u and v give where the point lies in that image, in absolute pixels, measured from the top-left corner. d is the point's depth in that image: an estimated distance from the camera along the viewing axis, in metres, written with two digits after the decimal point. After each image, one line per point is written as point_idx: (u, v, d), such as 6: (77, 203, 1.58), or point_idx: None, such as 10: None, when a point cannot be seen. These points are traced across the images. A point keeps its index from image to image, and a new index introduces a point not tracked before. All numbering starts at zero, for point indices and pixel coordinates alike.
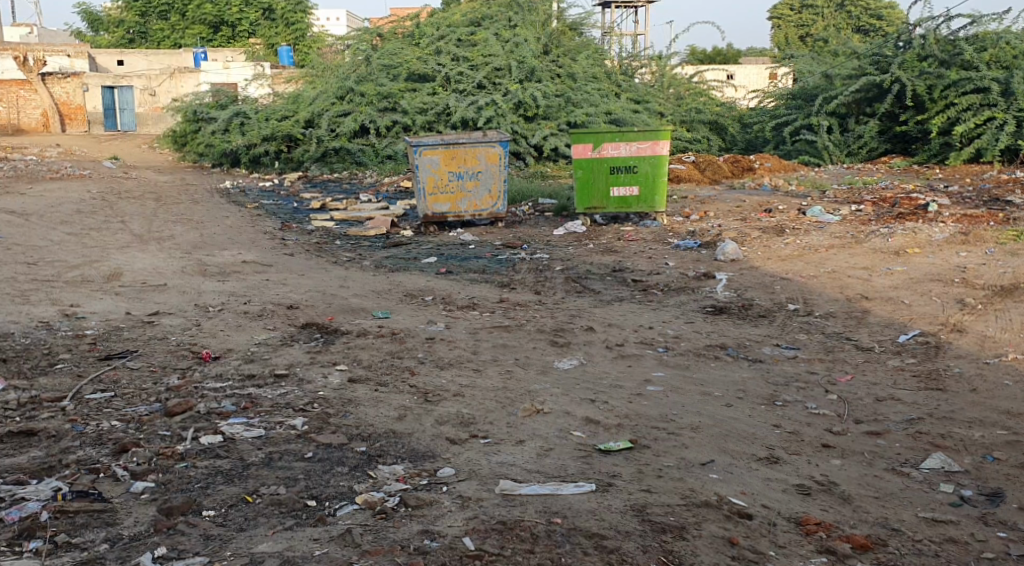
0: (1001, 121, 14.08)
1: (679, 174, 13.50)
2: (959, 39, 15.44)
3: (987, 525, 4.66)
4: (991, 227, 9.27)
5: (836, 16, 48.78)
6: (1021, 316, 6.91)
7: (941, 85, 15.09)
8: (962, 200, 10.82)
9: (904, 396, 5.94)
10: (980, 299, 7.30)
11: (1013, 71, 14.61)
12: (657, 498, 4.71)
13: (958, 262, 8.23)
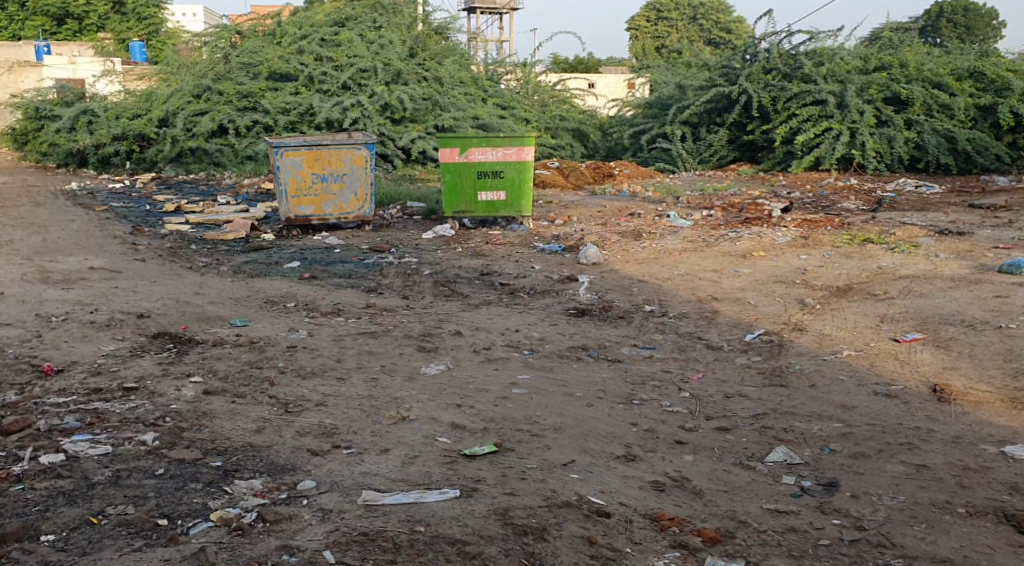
0: (837, 132, 14.84)
1: (544, 178, 13.73)
2: (800, 54, 16.22)
3: (824, 513, 4.88)
4: (828, 231, 9.76)
5: (690, 29, 50.77)
6: (855, 315, 7.30)
7: (783, 97, 15.76)
8: (802, 206, 11.37)
9: (750, 393, 6.23)
10: (818, 299, 7.69)
11: (846, 85, 15.47)
12: (521, 500, 4.84)
13: (799, 264, 8.66)
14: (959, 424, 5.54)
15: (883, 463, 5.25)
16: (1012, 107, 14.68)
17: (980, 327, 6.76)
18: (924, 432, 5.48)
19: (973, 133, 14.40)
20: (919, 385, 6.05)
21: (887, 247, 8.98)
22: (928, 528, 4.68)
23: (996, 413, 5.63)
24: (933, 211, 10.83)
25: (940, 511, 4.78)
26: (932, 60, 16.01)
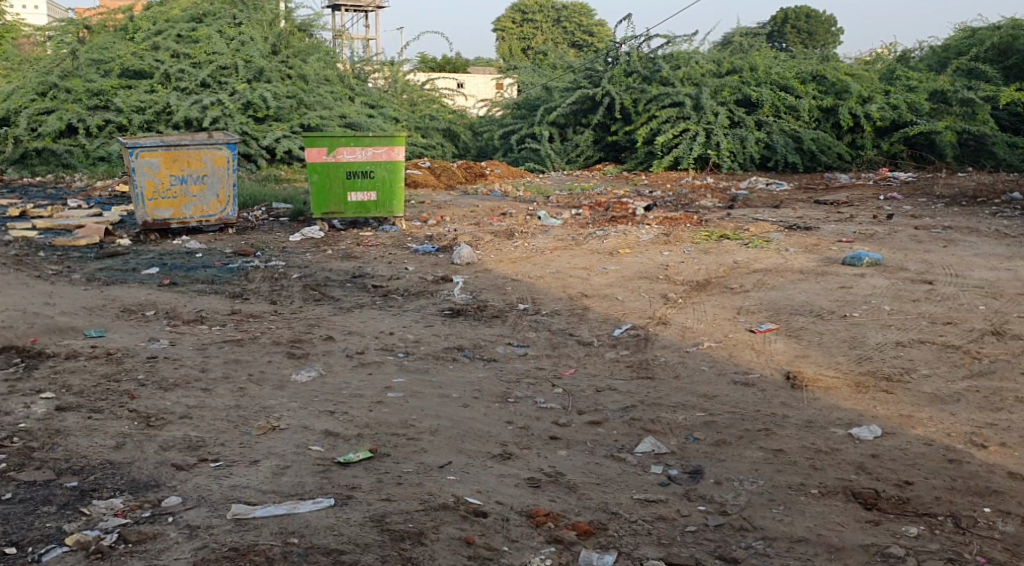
0: (694, 132, 15.53)
1: (415, 178, 13.72)
2: (657, 58, 17.07)
3: (690, 500, 5.04)
4: (688, 228, 10.07)
5: (554, 31, 51.59)
6: (715, 307, 7.57)
7: (645, 99, 16.51)
8: (663, 203, 11.72)
9: (619, 386, 6.40)
10: (680, 293, 7.94)
11: (701, 87, 16.30)
12: (396, 505, 4.87)
13: (663, 260, 8.91)
14: (811, 409, 5.81)
15: (743, 449, 5.46)
16: (852, 109, 15.61)
17: (827, 317, 7.11)
18: (779, 418, 5.73)
19: (817, 133, 15.28)
20: (773, 372, 6.33)
21: (740, 242, 9.34)
22: (785, 509, 4.88)
23: (844, 396, 5.93)
24: (783, 207, 11.32)
25: (795, 493, 5.00)
26: (778, 64, 16.89)
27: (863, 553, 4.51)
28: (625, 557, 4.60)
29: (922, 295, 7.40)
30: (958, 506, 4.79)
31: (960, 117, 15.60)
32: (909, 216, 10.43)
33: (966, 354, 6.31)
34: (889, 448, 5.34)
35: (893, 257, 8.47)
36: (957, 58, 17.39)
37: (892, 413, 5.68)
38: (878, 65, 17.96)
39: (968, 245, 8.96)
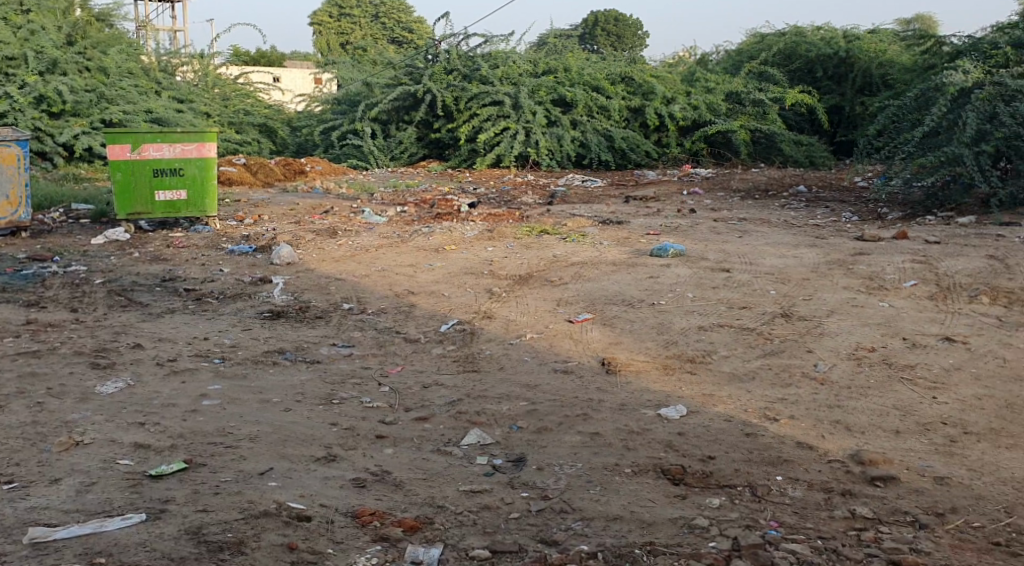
0: (514, 131, 15.85)
1: (231, 177, 13.51)
2: (477, 56, 17.54)
3: (512, 488, 5.21)
4: (512, 224, 10.34)
5: (374, 26, 51.47)
6: (537, 300, 7.85)
7: (465, 97, 16.87)
8: (488, 200, 11.95)
9: (446, 381, 6.55)
10: (505, 287, 8.19)
11: (519, 87, 16.68)
12: (214, 516, 4.86)
13: (487, 255, 9.14)
14: (624, 392, 6.13)
15: (563, 434, 5.71)
16: (657, 109, 16.47)
17: (637, 305, 7.48)
18: (596, 403, 6.01)
19: (628, 133, 16.05)
20: (590, 359, 6.63)
21: (558, 237, 9.67)
22: (601, 490, 5.11)
23: (653, 379, 6.28)
24: (597, 203, 11.76)
25: (610, 474, 5.25)
26: (589, 65, 17.55)
27: (671, 526, 4.77)
28: (451, 548, 4.70)
29: (720, 282, 7.87)
30: (754, 476, 5.16)
31: (753, 117, 16.53)
32: (709, 209, 11.00)
33: (758, 335, 6.76)
34: (694, 425, 5.69)
35: (695, 248, 8.97)
36: (751, 62, 18.40)
37: (695, 393, 6.06)
38: (680, 69, 18.89)
39: (759, 234, 9.57)
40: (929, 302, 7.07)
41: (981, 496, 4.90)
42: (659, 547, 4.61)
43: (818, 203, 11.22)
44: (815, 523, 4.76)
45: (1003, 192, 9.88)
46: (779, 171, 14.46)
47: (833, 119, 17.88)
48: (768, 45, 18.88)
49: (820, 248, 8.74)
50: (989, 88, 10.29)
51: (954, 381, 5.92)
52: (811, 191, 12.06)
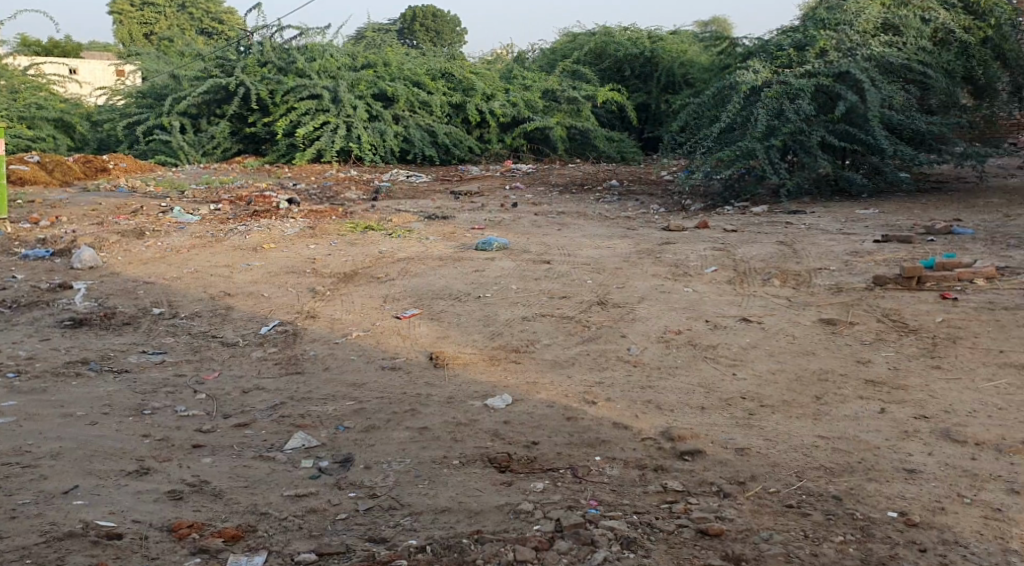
0: (334, 125, 15.94)
1: (25, 174, 13.10)
2: (291, 48, 17.35)
3: (340, 489, 5.18)
4: (333, 220, 10.46)
5: (181, 17, 50.18)
6: (361, 297, 7.99)
7: (281, 90, 16.64)
8: (308, 197, 12.00)
9: (268, 384, 6.52)
10: (328, 286, 8.29)
11: (338, 81, 16.55)
12: (12, 542, 4.67)
13: (308, 253, 9.21)
14: (452, 385, 6.32)
15: (391, 431, 5.75)
16: (478, 105, 16.83)
17: (464, 299, 7.72)
18: (424, 398, 6.14)
19: (449, 129, 16.45)
20: (417, 354, 6.81)
21: (384, 233, 9.83)
22: (430, 484, 5.15)
23: (479, 369, 6.52)
24: (422, 198, 11.98)
25: (439, 467, 5.32)
26: (409, 60, 17.70)
27: (498, 513, 4.85)
28: (275, 555, 4.65)
29: (541, 273, 8.20)
30: (575, 458, 5.33)
31: (568, 114, 17.10)
32: (530, 203, 11.42)
33: (576, 323, 7.11)
34: (519, 413, 5.88)
35: (517, 241, 9.29)
36: (565, 61, 18.98)
37: (520, 381, 6.29)
38: (497, 66, 19.37)
39: (578, 226, 9.98)
40: (728, 286, 7.58)
41: (776, 464, 5.16)
42: (485, 535, 4.69)
43: (630, 197, 11.78)
44: (631, 499, 4.92)
45: (790, 183, 10.83)
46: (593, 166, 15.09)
47: (641, 116, 18.88)
48: (579, 44, 19.57)
49: (631, 238, 9.22)
50: (776, 86, 10.96)
51: (750, 357, 6.37)
52: (623, 185, 12.64)
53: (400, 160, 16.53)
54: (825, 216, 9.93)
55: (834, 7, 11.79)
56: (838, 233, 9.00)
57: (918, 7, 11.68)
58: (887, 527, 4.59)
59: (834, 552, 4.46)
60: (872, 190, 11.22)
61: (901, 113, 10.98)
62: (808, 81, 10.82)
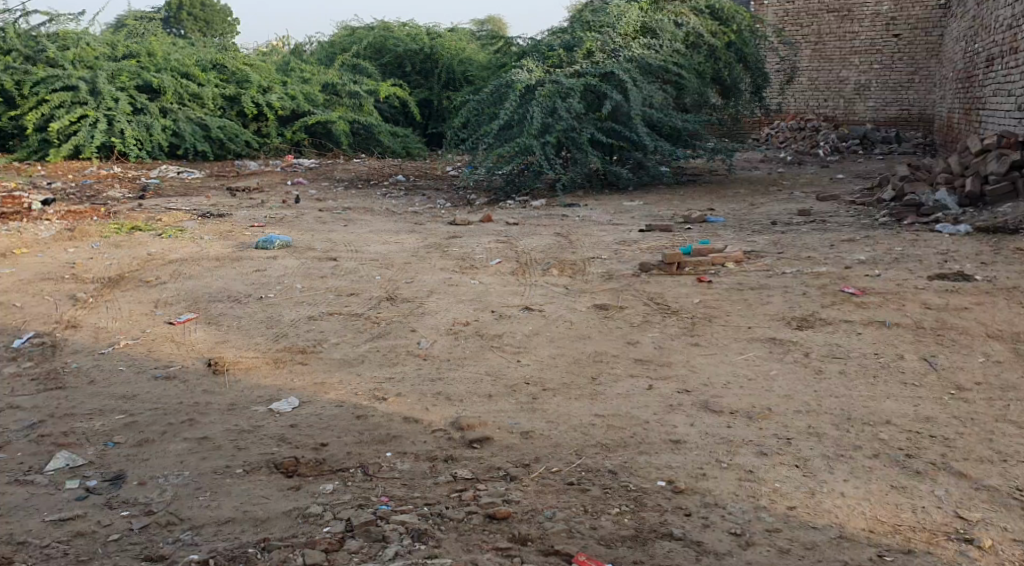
0: (94, 119, 15.24)
1: None
2: (40, 36, 16.54)
3: (110, 508, 5.08)
4: (94, 221, 10.23)
5: None
6: (129, 304, 7.76)
7: (28, 82, 15.71)
8: (66, 196, 11.63)
9: (23, 402, 6.20)
10: (91, 292, 8.05)
11: (97, 71, 15.95)
12: None
13: (67, 258, 8.94)
14: (233, 392, 6.20)
15: (168, 443, 5.61)
16: (254, 98, 16.76)
17: (244, 300, 7.70)
18: (202, 407, 6.00)
19: (223, 123, 16.06)
20: (194, 362, 6.64)
21: (154, 233, 9.68)
22: (211, 495, 5.12)
23: (263, 374, 6.44)
24: (196, 195, 11.81)
25: (221, 476, 5.27)
26: (174, 50, 17.20)
27: (285, 518, 4.93)
28: None
29: (327, 271, 8.30)
30: (365, 456, 5.40)
31: (350, 109, 17.49)
32: (312, 198, 11.52)
33: (366, 320, 7.22)
34: (306, 416, 5.86)
35: (299, 238, 9.35)
36: (344, 54, 19.12)
37: (308, 383, 6.28)
38: (273, 57, 19.28)
39: (362, 221, 10.13)
40: (511, 276, 7.94)
41: (557, 444, 5.44)
42: (273, 542, 4.77)
43: (415, 192, 12.07)
44: (421, 492, 5.09)
45: (565, 178, 11.60)
46: (377, 162, 15.43)
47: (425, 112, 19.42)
48: (358, 38, 19.78)
49: (419, 233, 9.44)
50: (548, 86, 11.50)
51: (534, 344, 6.68)
52: (408, 180, 12.93)
53: (170, 155, 16.00)
54: (597, 208, 10.49)
55: (598, 8, 12.36)
56: (608, 223, 9.58)
57: (672, 12, 12.72)
58: (657, 496, 4.97)
59: (611, 524, 4.79)
60: (637, 182, 12.19)
61: (661, 111, 12.02)
62: (578, 82, 11.44)
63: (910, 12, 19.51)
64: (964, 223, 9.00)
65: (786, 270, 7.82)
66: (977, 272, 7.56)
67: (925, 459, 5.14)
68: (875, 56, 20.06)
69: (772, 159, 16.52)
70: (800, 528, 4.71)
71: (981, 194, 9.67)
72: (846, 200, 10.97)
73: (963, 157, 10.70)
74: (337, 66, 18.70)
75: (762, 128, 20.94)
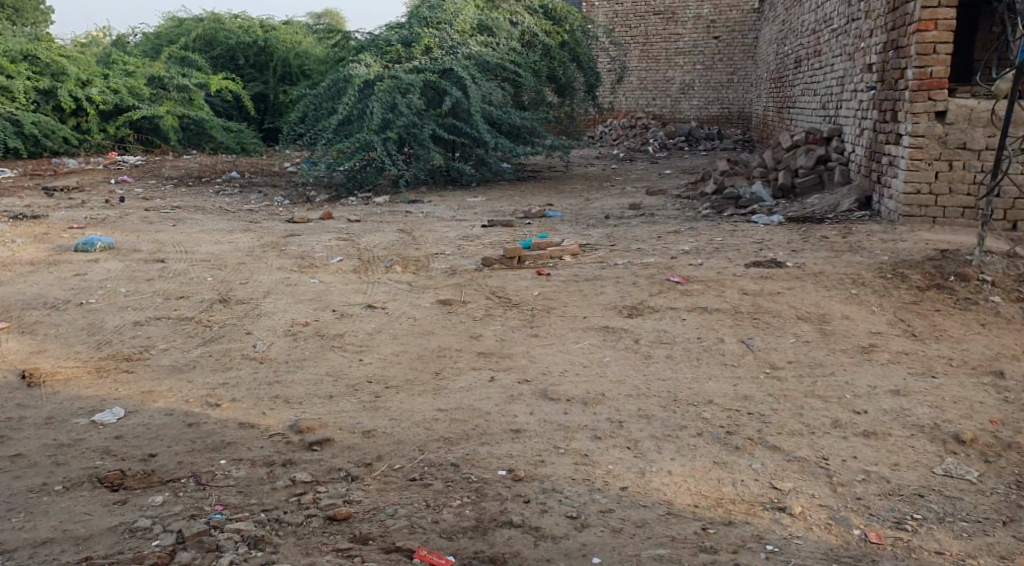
0: None
1: None
2: None
3: None
4: None
5: None
6: None
7: None
8: None
9: None
10: None
11: None
12: None
13: None
14: (52, 404, 5.91)
15: None
16: (71, 92, 16.14)
17: (62, 306, 7.39)
18: (17, 422, 5.71)
19: (38, 119, 15.43)
20: (7, 374, 6.31)
21: None
22: (26, 516, 4.92)
23: (85, 384, 6.15)
24: (7, 196, 11.36)
25: (38, 495, 5.06)
26: None
27: (110, 534, 4.78)
28: None
29: (154, 274, 8.10)
30: (197, 465, 5.26)
31: (179, 102, 17.06)
32: (138, 197, 11.23)
33: (197, 323, 7.02)
34: (132, 426, 5.65)
35: (124, 240, 9.13)
36: (170, 47, 18.65)
37: (134, 392, 6.03)
38: (93, 49, 18.58)
39: (193, 221, 9.95)
40: (351, 274, 7.96)
41: (400, 440, 5.46)
42: (96, 560, 4.64)
43: (249, 189, 11.96)
44: (259, 498, 5.02)
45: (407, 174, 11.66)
46: (207, 159, 15.19)
47: (260, 106, 19.21)
48: (187, 29, 19.39)
49: (253, 231, 9.35)
50: (387, 80, 11.52)
51: (376, 342, 6.67)
52: (242, 177, 12.84)
53: None
54: (441, 204, 10.57)
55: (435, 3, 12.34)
56: (451, 219, 9.69)
57: (507, 11, 13.02)
58: (497, 486, 5.11)
59: (452, 516, 4.90)
60: (478, 178, 12.44)
61: (499, 108, 12.25)
62: (417, 77, 11.54)
63: (727, 15, 20.86)
64: (776, 213, 9.62)
65: (619, 263, 8.16)
66: (788, 259, 8.05)
67: (744, 435, 5.49)
68: (696, 58, 21.43)
69: (605, 157, 17.18)
70: (631, 507, 4.96)
71: (791, 186, 10.43)
72: (672, 194, 11.63)
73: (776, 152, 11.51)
74: (164, 60, 18.24)
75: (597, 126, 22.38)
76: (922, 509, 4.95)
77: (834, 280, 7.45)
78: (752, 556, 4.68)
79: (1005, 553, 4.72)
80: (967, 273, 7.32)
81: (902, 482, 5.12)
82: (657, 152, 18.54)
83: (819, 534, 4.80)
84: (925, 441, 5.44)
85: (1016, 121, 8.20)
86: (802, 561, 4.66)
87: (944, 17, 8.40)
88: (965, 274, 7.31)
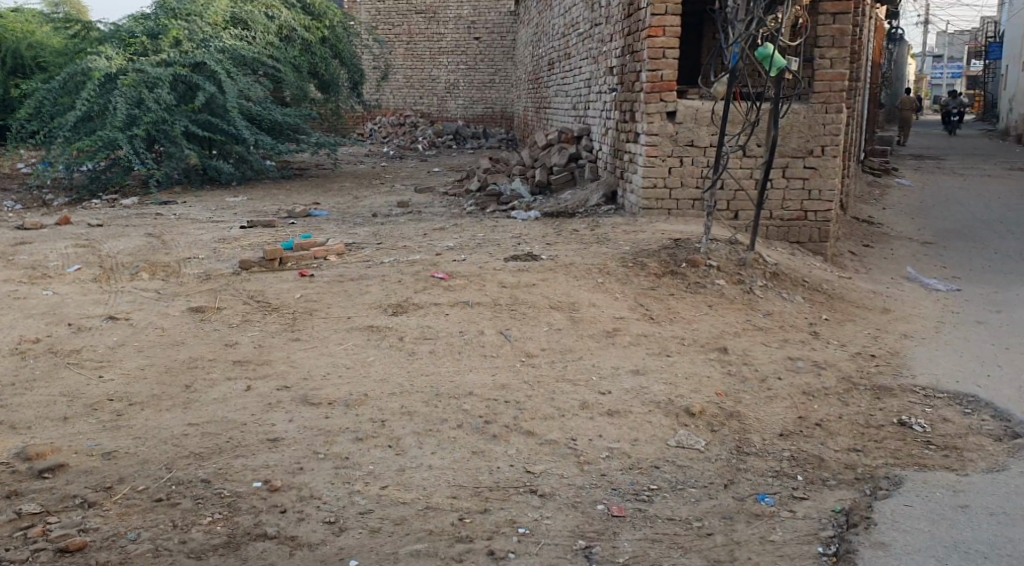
0: None
1: None
2: None
3: None
4: None
5: None
6: None
7: None
8: None
9: None
10: None
11: None
12: None
13: None
14: None
15: None
16: None
17: None
18: None
19: None
20: None
21: None
22: None
23: None
24: None
25: None
26: None
27: None
28: None
29: None
30: None
31: None
32: None
33: None
34: None
35: None
36: None
37: None
38: None
39: None
40: (92, 284, 7.51)
41: (145, 460, 5.19)
42: None
43: None
44: None
45: (158, 173, 11.14)
46: None
47: None
48: None
49: None
50: (131, 74, 11.01)
51: (118, 357, 6.31)
52: None
53: None
54: (195, 204, 10.20)
55: None
56: (206, 221, 9.35)
57: (262, 3, 12.56)
58: (251, 498, 4.94)
59: (201, 535, 4.69)
60: (238, 177, 12.15)
61: (257, 103, 11.93)
62: (164, 71, 11.08)
63: (486, 18, 22.15)
64: (534, 209, 10.01)
65: (384, 260, 8.11)
66: (544, 252, 8.26)
67: (501, 424, 5.59)
68: (459, 57, 22.75)
69: (375, 153, 17.15)
70: (390, 506, 4.92)
71: (547, 182, 10.81)
72: (439, 191, 11.89)
73: (534, 150, 11.90)
74: None
75: (365, 123, 23.09)
76: (658, 479, 5.22)
77: (585, 270, 7.67)
78: (506, 540, 4.73)
79: (725, 513, 4.96)
80: (697, 259, 7.73)
81: (641, 456, 5.39)
82: (425, 149, 18.84)
83: (567, 513, 4.92)
84: (660, 416, 5.75)
85: (733, 119, 8.70)
86: (550, 540, 4.74)
87: (671, 23, 8.79)
88: (694, 260, 7.70)
